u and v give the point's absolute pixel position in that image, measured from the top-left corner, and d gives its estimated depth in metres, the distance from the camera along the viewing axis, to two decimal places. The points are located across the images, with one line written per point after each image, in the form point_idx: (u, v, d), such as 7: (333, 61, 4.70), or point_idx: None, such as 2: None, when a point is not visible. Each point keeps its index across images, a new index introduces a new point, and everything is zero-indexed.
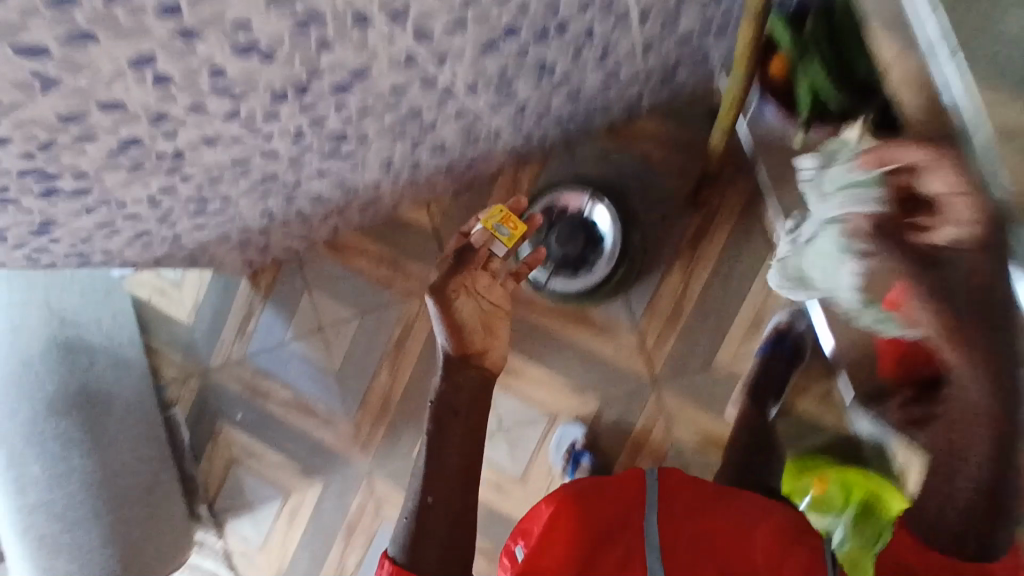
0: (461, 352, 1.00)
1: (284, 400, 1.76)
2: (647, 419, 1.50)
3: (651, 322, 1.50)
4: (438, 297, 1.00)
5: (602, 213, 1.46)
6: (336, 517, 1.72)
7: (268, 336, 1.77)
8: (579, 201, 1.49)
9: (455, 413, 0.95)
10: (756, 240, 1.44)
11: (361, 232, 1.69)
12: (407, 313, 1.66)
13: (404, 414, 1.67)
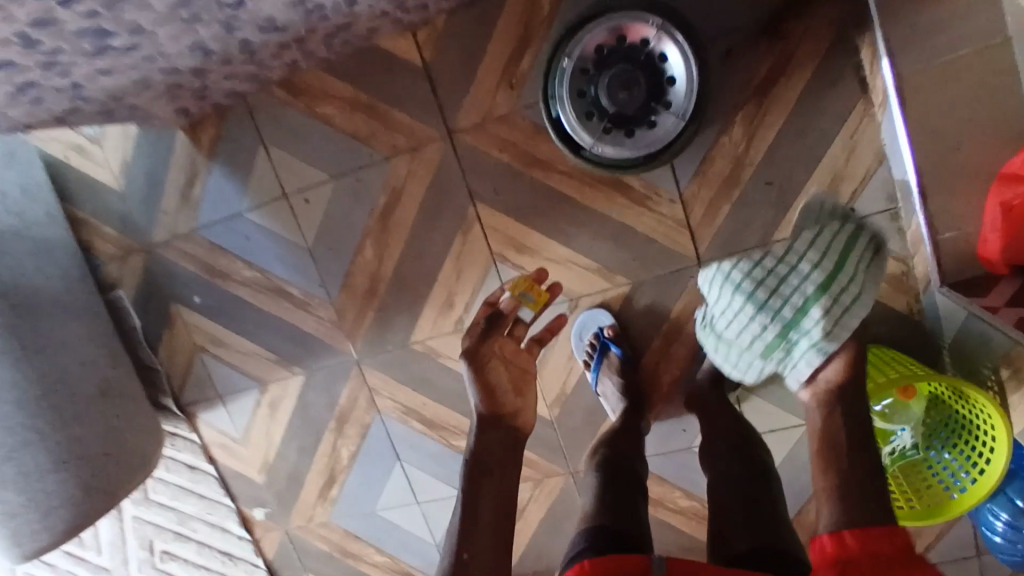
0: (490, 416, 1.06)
1: (248, 282, 1.47)
2: (687, 303, 1.28)
3: (701, 189, 1.21)
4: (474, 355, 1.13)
5: (675, 55, 1.04)
6: (324, 410, 1.53)
7: (221, 208, 1.43)
8: (645, 31, 1.05)
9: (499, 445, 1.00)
10: (848, 84, 1.12)
11: (329, 73, 1.31)
12: (392, 180, 1.33)
13: (395, 298, 1.41)
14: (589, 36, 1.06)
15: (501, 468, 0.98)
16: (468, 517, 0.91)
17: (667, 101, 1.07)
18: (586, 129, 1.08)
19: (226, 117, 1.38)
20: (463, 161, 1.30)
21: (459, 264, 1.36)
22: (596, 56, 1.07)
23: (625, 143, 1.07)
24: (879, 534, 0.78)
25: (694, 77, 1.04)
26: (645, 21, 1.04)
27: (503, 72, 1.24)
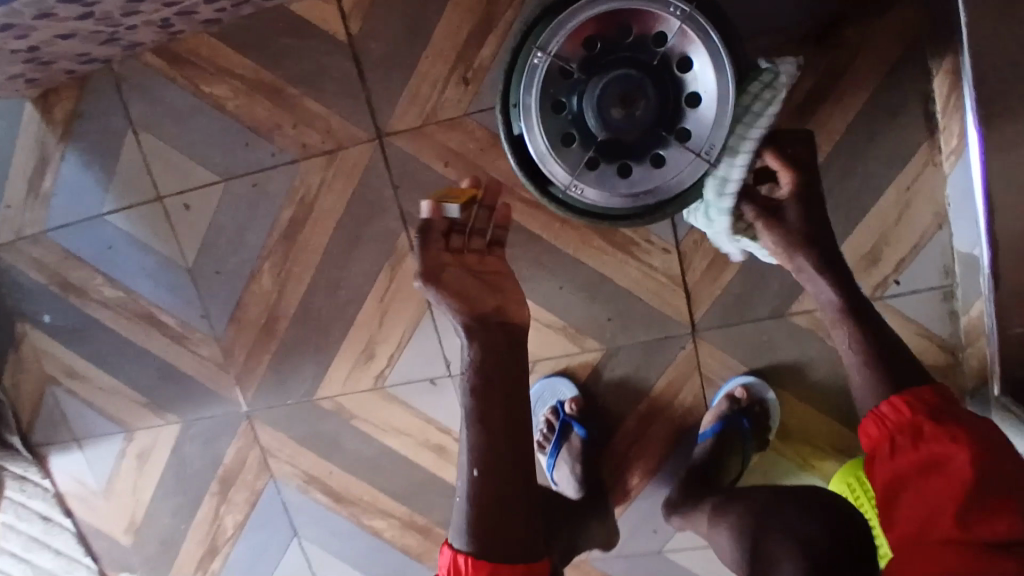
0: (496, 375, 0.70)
1: (112, 304, 1.12)
2: (673, 380, 1.00)
3: (705, 237, 0.94)
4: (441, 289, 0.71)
5: (705, 61, 0.70)
6: (203, 470, 1.18)
7: (76, 207, 1.07)
8: (660, 25, 0.70)
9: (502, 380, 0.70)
10: (910, 119, 0.84)
11: (224, 41, 0.97)
12: (302, 190, 1.01)
13: (302, 340, 1.09)
14: (579, 23, 0.70)
15: (493, 346, 0.72)
16: (476, 426, 0.69)
17: (683, 129, 0.72)
18: (559, 159, 0.73)
19: (85, 86, 1.02)
20: (395, 173, 0.98)
21: (385, 304, 1.05)
22: (584, 55, 0.72)
23: (615, 183, 0.73)
24: (917, 393, 0.68)
25: (731, 97, 0.69)
26: (665, 10, 0.69)
27: (455, 60, 0.92)
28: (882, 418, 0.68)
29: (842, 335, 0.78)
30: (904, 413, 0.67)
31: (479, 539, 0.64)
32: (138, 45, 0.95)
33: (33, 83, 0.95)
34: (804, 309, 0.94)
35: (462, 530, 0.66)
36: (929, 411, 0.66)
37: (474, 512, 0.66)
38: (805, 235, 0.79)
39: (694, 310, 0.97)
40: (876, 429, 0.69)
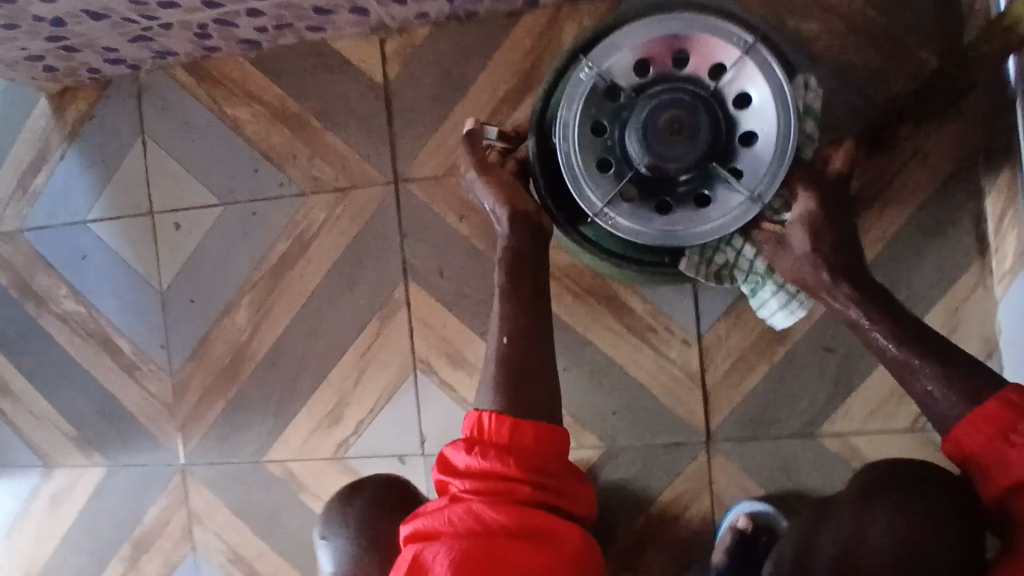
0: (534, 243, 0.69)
1: (69, 319, 1.01)
2: (677, 496, 0.87)
3: (731, 334, 0.85)
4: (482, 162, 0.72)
5: (765, 98, 0.63)
6: (118, 527, 1.01)
7: (60, 209, 1.00)
8: (721, 55, 0.64)
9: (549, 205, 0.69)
10: (962, 239, 0.80)
11: (255, 65, 0.94)
12: (303, 225, 0.95)
13: (264, 390, 0.97)
14: (634, 46, 0.64)
15: (526, 243, 0.69)
16: (505, 296, 0.66)
17: (733, 167, 0.65)
18: (592, 184, 0.65)
19: (105, 90, 0.98)
20: (405, 220, 0.92)
21: (365, 361, 0.94)
22: (635, 80, 0.65)
23: (652, 219, 0.65)
24: (993, 405, 0.50)
25: (790, 138, 0.62)
26: (727, 39, 0.62)
27: (489, 115, 0.89)
28: (959, 441, 0.51)
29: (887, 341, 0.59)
30: (978, 437, 0.50)
31: (506, 395, 0.59)
32: (168, 55, 0.92)
33: (50, 72, 0.93)
34: (834, 432, 0.84)
35: (485, 390, 0.61)
36: (1009, 424, 0.48)
37: (501, 368, 0.62)
38: (841, 258, 0.63)
39: (710, 416, 0.86)
40: (957, 454, 0.52)
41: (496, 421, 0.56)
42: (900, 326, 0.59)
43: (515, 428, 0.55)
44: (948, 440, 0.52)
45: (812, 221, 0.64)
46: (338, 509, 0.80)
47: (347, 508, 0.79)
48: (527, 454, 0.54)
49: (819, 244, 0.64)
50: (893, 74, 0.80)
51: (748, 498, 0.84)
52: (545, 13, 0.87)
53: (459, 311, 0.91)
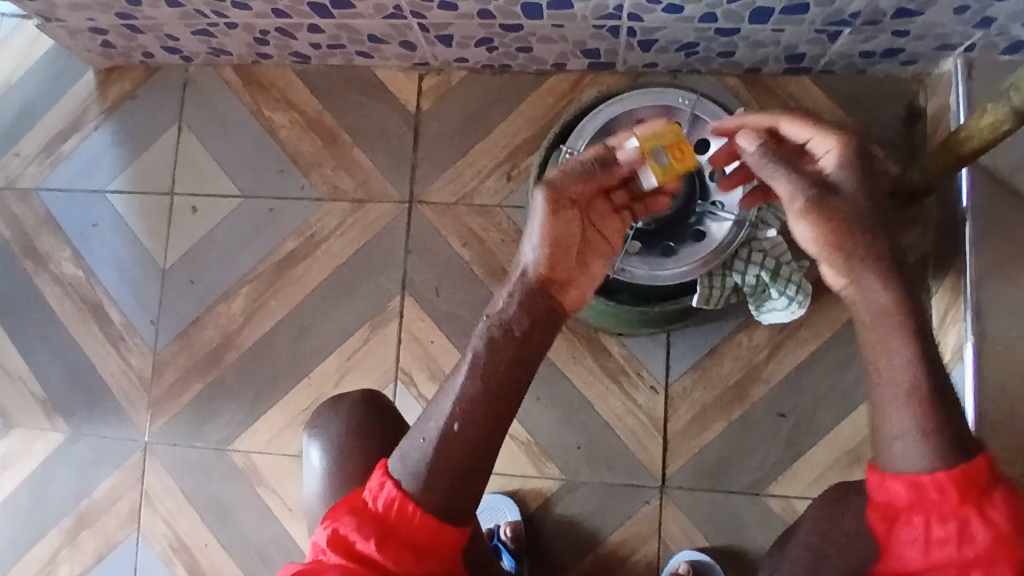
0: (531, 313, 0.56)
1: (64, 282, 1.03)
2: (628, 538, 0.90)
3: (696, 387, 0.92)
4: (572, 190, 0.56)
5: (721, 142, 0.71)
6: (65, 496, 0.99)
7: (81, 176, 1.05)
8: (674, 116, 0.73)
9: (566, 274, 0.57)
10: None
11: (300, 79, 1.03)
12: (315, 228, 1.00)
13: (243, 379, 0.99)
14: (599, 126, 0.73)
15: (538, 318, 0.56)
16: (478, 373, 0.54)
17: (714, 202, 0.72)
18: None
19: (151, 77, 1.05)
20: (413, 238, 0.98)
21: (348, 365, 0.98)
22: None
23: (665, 263, 0.71)
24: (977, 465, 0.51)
25: None
26: (674, 102, 0.71)
27: (505, 157, 0.99)
28: (923, 485, 0.51)
29: (902, 357, 0.53)
30: (953, 497, 0.50)
31: (426, 478, 0.53)
32: (222, 53, 1.00)
33: (106, 48, 1.00)
34: (780, 493, 0.90)
35: (408, 457, 0.55)
36: (981, 492, 0.50)
37: (438, 460, 0.53)
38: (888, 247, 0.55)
39: (667, 462, 0.91)
40: (912, 493, 0.52)
41: (388, 497, 0.53)
42: (916, 341, 0.53)
43: (400, 509, 0.53)
44: (911, 483, 0.52)
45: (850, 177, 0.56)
46: (328, 411, 0.73)
47: (337, 407, 0.73)
48: (432, 561, 0.52)
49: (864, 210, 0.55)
50: None
51: (693, 546, 0.89)
52: (570, 77, 0.98)
53: (449, 331, 0.97)
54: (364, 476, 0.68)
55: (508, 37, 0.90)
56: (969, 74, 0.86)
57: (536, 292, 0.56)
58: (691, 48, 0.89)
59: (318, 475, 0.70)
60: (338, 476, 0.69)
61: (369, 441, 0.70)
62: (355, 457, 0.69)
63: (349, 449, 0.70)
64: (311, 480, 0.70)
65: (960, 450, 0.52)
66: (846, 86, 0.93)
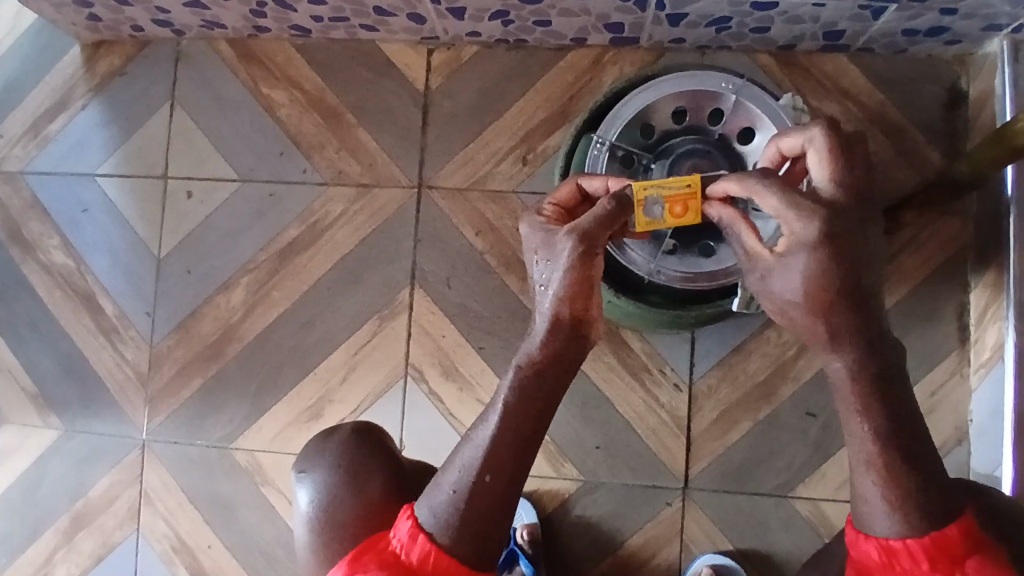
0: (564, 357, 0.52)
1: (54, 272, 0.98)
2: (648, 541, 0.87)
3: (721, 385, 0.88)
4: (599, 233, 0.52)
5: (767, 131, 0.65)
6: (62, 495, 0.96)
7: (70, 159, 0.98)
8: (715, 102, 0.67)
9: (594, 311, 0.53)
10: (946, 327, 0.85)
11: (301, 54, 0.96)
12: (318, 214, 0.95)
13: (244, 374, 0.95)
14: (634, 112, 0.67)
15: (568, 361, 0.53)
16: (507, 426, 0.51)
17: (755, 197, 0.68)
18: (637, 247, 0.68)
19: (142, 51, 0.98)
20: (423, 226, 0.93)
21: (355, 360, 0.93)
22: (643, 142, 0.69)
23: (703, 264, 0.67)
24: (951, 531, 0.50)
25: None
26: (717, 87, 0.65)
27: (520, 139, 0.92)
28: (895, 552, 0.51)
29: (863, 433, 0.50)
30: (924, 566, 0.50)
31: (457, 531, 0.51)
32: (216, 26, 0.93)
33: (93, 21, 0.93)
34: (808, 495, 0.86)
35: (436, 506, 0.52)
36: (955, 562, 0.49)
37: (470, 513, 0.51)
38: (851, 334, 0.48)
39: (691, 463, 0.87)
40: (884, 557, 0.51)
41: (422, 551, 0.51)
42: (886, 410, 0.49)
43: (436, 563, 0.50)
44: (882, 547, 0.51)
45: (800, 263, 0.48)
46: (316, 447, 0.64)
47: (331, 443, 0.64)
48: None
49: (816, 298, 0.48)
50: (900, 166, 0.87)
51: (715, 550, 0.85)
52: (590, 53, 0.91)
53: (462, 324, 0.92)
54: (359, 526, 0.59)
55: (525, 9, 0.83)
56: (1015, 57, 0.81)
57: (571, 340, 0.52)
58: (724, 23, 0.82)
59: (309, 521, 0.61)
60: (330, 524, 0.59)
61: (367, 484, 0.61)
62: (349, 504, 0.60)
63: (344, 493, 0.60)
64: (300, 526, 0.61)
65: (931, 517, 0.50)
66: (888, 65, 0.87)
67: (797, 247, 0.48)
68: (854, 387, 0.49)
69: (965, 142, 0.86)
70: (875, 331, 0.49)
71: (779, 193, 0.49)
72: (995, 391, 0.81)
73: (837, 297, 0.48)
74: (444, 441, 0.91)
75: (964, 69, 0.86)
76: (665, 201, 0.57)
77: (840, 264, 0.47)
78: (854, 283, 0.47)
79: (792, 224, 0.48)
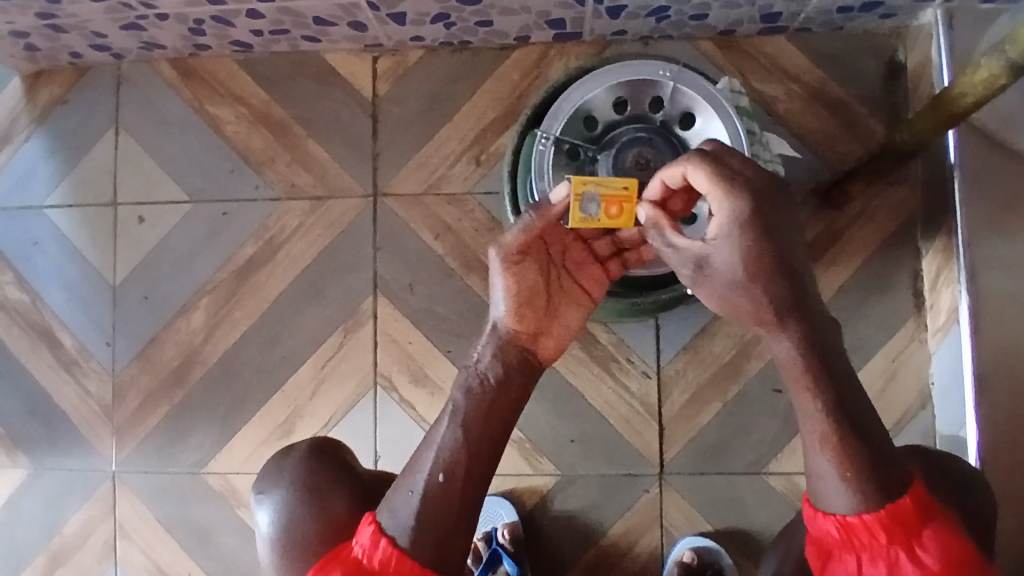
0: (513, 365, 0.55)
1: (9, 308, 0.95)
2: (628, 529, 0.87)
3: (688, 369, 0.89)
4: (531, 253, 0.56)
5: (707, 114, 0.66)
6: (35, 535, 0.94)
7: (15, 192, 0.96)
8: (655, 89, 0.68)
9: (539, 325, 0.56)
10: (900, 295, 0.87)
11: (245, 70, 0.95)
12: (274, 230, 0.94)
13: (212, 397, 0.93)
14: (575, 105, 0.67)
15: (517, 369, 0.55)
16: (459, 424, 0.52)
17: None
18: None
19: (82, 78, 0.96)
20: (381, 234, 0.92)
21: (324, 374, 0.92)
22: (588, 133, 0.69)
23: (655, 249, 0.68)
24: (906, 501, 0.51)
25: (742, 136, 0.65)
26: (654, 75, 0.66)
27: (472, 139, 0.92)
28: (852, 527, 0.51)
29: (813, 410, 0.50)
30: (880, 538, 0.51)
31: (415, 533, 0.50)
32: (156, 47, 0.92)
33: (28, 51, 0.91)
34: (781, 470, 0.88)
35: (395, 511, 0.51)
36: (909, 531, 0.50)
37: (429, 512, 0.50)
38: (786, 304, 0.50)
39: (665, 449, 0.88)
40: (842, 533, 0.52)
41: (384, 554, 0.50)
42: (832, 387, 0.50)
43: (398, 568, 0.49)
44: (839, 523, 0.52)
45: (731, 240, 0.50)
46: (275, 467, 0.63)
47: (287, 462, 0.63)
48: None
49: (750, 272, 0.50)
50: (845, 141, 0.89)
51: (695, 532, 0.86)
52: (535, 50, 0.92)
53: (429, 328, 0.92)
54: (319, 543, 0.58)
55: (466, 10, 0.83)
56: (950, 24, 0.82)
57: (513, 345, 0.56)
58: (662, 11, 0.83)
59: (270, 543, 0.60)
60: (292, 543, 0.59)
61: (326, 500, 0.60)
62: (307, 521, 0.59)
63: (303, 511, 0.59)
64: (263, 549, 0.60)
65: (885, 490, 0.50)
66: (826, 42, 0.89)
67: (727, 227, 0.50)
68: (801, 364, 0.50)
69: (906, 113, 0.88)
70: (807, 302, 0.50)
71: (705, 174, 0.51)
72: (952, 353, 0.83)
73: (768, 268, 0.49)
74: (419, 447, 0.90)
75: (900, 42, 0.88)
76: (602, 199, 0.56)
77: (764, 237, 0.49)
78: (782, 256, 0.50)
79: (718, 204, 0.50)
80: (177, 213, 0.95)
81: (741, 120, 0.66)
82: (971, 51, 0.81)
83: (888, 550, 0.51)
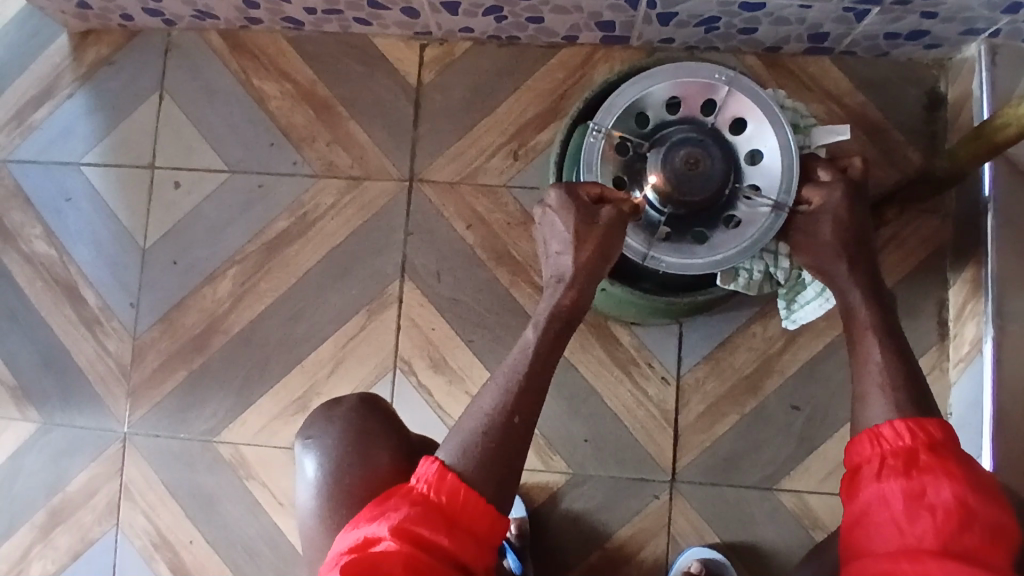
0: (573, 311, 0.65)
1: (36, 261, 0.96)
2: (636, 534, 0.87)
3: (708, 379, 0.89)
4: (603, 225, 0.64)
5: (759, 121, 0.68)
6: (40, 488, 0.93)
7: (54, 147, 0.97)
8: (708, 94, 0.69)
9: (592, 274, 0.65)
10: (925, 322, 0.88)
11: (292, 46, 0.96)
12: (307, 207, 0.94)
13: (230, 365, 0.94)
14: (630, 103, 0.69)
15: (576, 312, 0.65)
16: (534, 371, 0.62)
17: (749, 186, 0.69)
18: (631, 234, 0.69)
19: (131, 41, 0.98)
20: (414, 219, 0.93)
21: (344, 352, 0.93)
22: (639, 131, 0.70)
23: (696, 250, 0.68)
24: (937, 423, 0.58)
25: (792, 146, 0.67)
26: (709, 78, 0.68)
27: (512, 134, 0.93)
28: (882, 439, 0.58)
29: (874, 347, 0.65)
30: (909, 440, 0.57)
31: (481, 467, 0.57)
32: (207, 16, 0.93)
33: (82, 9, 0.92)
34: (792, 487, 0.87)
35: (460, 449, 0.58)
36: (934, 444, 0.56)
37: (497, 448, 0.58)
38: (866, 274, 0.68)
39: (678, 457, 0.88)
40: (874, 441, 0.59)
41: (451, 489, 0.55)
42: (897, 354, 0.64)
43: (465, 499, 0.54)
44: (873, 434, 0.59)
45: (833, 208, 0.68)
46: (322, 418, 0.66)
47: (334, 414, 0.65)
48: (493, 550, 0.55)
49: (846, 240, 0.68)
50: (882, 164, 0.89)
51: (703, 544, 0.86)
52: (581, 51, 0.93)
53: (454, 315, 0.92)
54: (364, 490, 0.62)
55: (519, 5, 0.84)
56: (993, 61, 0.83)
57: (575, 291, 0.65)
58: (712, 23, 0.84)
59: (313, 489, 0.63)
60: (337, 489, 0.62)
61: (370, 451, 0.63)
62: (354, 469, 0.62)
63: (347, 462, 0.63)
64: (304, 494, 0.63)
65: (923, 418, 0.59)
66: (870, 67, 0.90)
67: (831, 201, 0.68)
68: (871, 319, 0.66)
69: (943, 143, 0.89)
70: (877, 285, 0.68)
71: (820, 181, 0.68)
72: (970, 386, 0.84)
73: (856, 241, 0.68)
74: (432, 433, 0.90)
75: (943, 72, 0.89)
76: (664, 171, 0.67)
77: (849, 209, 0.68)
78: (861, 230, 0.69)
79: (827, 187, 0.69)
80: (212, 181, 0.96)
81: (791, 129, 0.68)
82: (1011, 89, 0.83)
83: (912, 443, 0.56)
